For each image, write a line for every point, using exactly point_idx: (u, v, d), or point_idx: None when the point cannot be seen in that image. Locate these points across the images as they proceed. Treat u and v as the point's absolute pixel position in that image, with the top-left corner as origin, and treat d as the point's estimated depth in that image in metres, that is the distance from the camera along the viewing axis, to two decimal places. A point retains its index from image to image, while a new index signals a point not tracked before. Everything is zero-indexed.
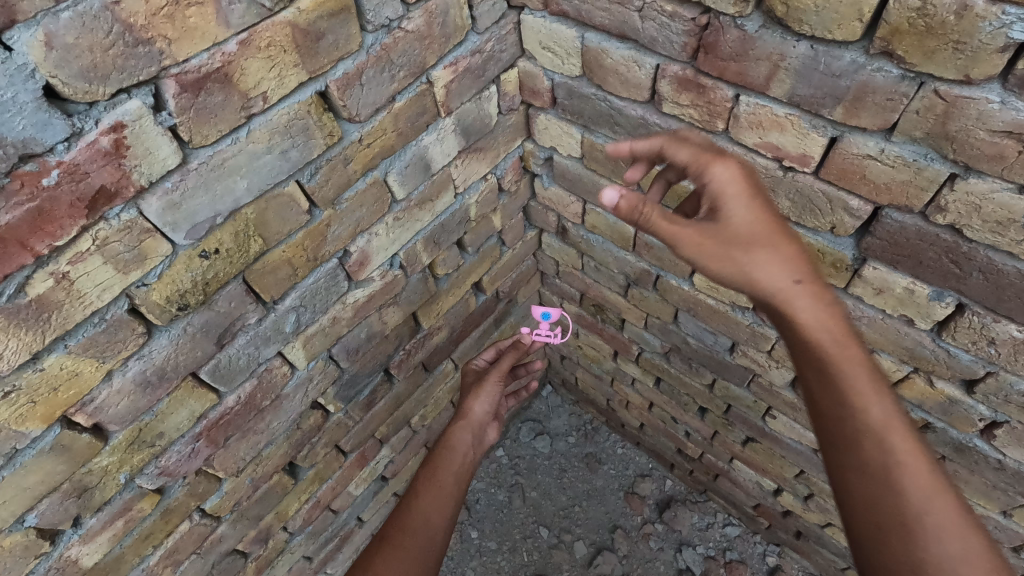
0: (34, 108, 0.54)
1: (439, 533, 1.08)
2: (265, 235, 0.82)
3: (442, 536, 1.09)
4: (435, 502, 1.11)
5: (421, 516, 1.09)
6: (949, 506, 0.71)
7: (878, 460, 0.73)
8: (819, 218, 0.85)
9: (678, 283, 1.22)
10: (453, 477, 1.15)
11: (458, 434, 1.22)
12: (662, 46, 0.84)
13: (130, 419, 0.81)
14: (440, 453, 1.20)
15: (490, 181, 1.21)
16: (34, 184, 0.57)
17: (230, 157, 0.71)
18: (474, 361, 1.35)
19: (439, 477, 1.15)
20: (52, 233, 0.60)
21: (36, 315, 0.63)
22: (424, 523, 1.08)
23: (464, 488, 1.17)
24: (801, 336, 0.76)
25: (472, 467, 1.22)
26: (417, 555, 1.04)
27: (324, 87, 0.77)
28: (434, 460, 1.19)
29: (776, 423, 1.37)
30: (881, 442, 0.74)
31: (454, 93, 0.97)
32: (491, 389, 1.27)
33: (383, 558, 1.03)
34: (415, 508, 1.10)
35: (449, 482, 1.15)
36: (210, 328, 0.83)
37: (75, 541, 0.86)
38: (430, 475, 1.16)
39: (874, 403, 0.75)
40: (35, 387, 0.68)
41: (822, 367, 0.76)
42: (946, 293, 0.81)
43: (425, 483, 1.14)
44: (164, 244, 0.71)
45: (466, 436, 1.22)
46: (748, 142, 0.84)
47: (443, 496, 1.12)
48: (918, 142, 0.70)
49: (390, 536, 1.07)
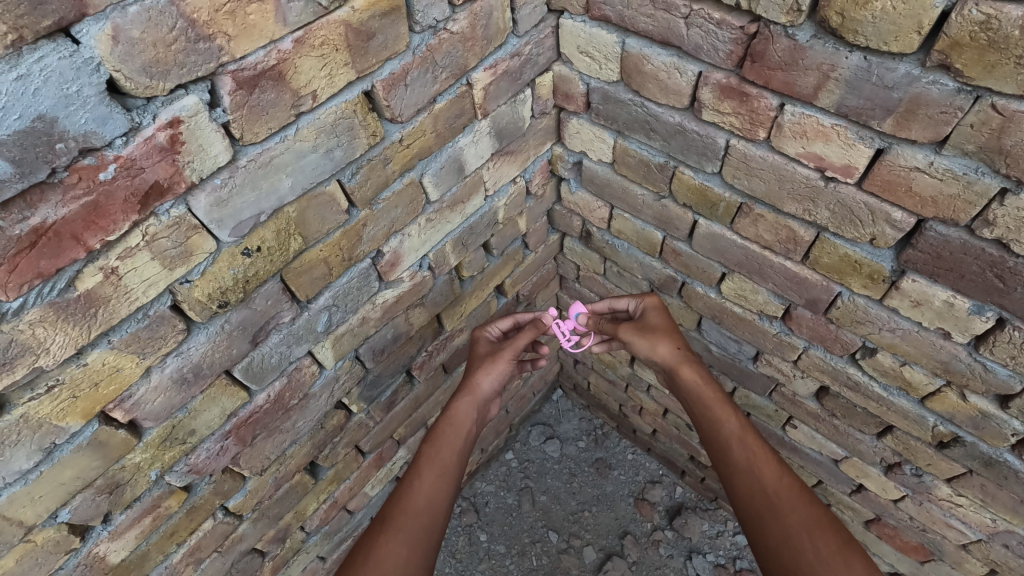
0: (97, 102, 0.54)
1: (441, 514, 1.07)
2: (305, 234, 0.81)
3: (443, 516, 1.08)
4: (439, 483, 1.09)
5: (424, 498, 1.06)
6: (807, 506, 1.00)
7: (755, 476, 1.03)
8: (859, 230, 0.85)
9: (704, 290, 1.21)
10: (454, 455, 1.13)
11: (462, 410, 1.18)
12: (706, 54, 0.84)
13: (165, 416, 0.80)
14: (441, 428, 1.16)
15: (518, 184, 1.21)
16: (92, 178, 0.57)
17: (278, 155, 0.71)
18: (487, 331, 1.28)
19: (441, 455, 1.12)
20: (105, 228, 0.60)
21: (84, 310, 0.63)
22: (428, 506, 1.06)
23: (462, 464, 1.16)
24: (692, 392, 1.13)
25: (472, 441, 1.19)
26: (421, 537, 1.02)
27: (370, 87, 0.77)
28: (435, 436, 1.15)
29: (796, 434, 1.36)
30: (754, 462, 1.05)
31: (491, 95, 0.96)
32: (503, 367, 1.21)
33: (385, 542, 1.00)
34: (417, 489, 1.07)
35: (451, 461, 1.13)
36: (246, 326, 0.82)
37: (104, 537, 0.85)
38: (431, 452, 1.13)
39: (744, 436, 1.08)
40: (78, 382, 0.67)
41: (707, 408, 1.11)
42: (986, 307, 0.81)
43: (426, 462, 1.11)
44: (210, 240, 0.70)
45: (471, 412, 1.19)
46: (791, 151, 0.84)
47: (445, 475, 1.11)
48: (969, 156, 0.70)
49: (391, 518, 1.04)
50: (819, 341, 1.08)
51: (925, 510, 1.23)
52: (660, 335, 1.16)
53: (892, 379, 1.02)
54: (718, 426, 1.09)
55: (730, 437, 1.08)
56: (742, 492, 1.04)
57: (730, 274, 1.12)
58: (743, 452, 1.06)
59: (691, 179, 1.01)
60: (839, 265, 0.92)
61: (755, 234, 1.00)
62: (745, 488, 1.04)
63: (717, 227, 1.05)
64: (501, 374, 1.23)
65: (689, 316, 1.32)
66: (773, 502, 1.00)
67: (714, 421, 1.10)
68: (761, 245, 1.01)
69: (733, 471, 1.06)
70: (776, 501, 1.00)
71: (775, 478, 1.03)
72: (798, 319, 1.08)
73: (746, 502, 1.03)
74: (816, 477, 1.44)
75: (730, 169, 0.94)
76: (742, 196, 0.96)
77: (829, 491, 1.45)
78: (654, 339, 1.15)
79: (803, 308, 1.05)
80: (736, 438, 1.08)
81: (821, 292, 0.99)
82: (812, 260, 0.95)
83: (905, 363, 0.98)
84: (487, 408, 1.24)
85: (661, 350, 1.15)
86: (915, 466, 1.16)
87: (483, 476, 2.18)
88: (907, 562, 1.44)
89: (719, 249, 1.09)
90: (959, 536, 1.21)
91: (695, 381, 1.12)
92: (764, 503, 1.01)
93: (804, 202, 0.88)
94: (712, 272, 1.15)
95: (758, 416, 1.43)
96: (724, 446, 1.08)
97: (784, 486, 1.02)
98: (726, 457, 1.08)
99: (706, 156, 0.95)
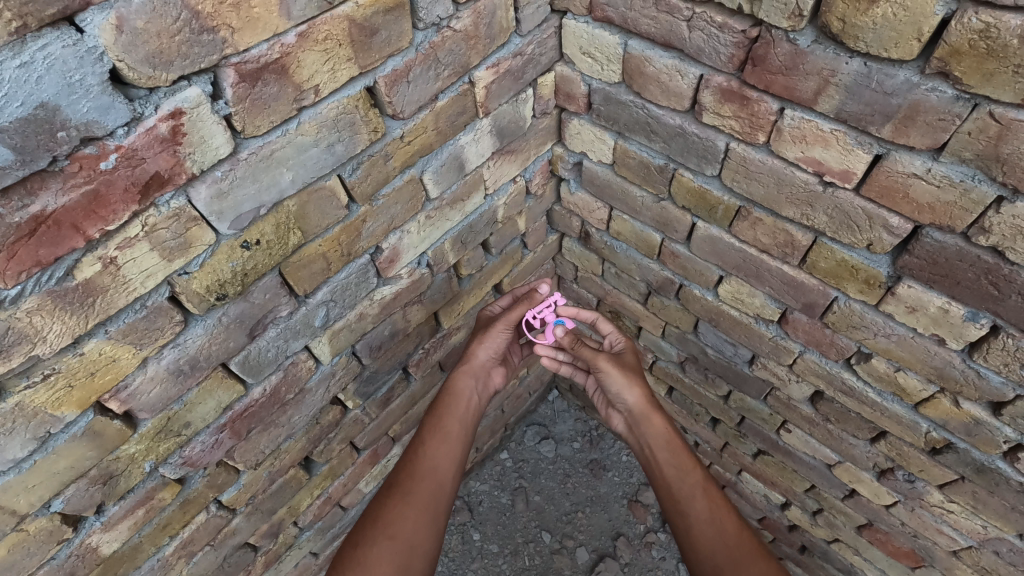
0: (99, 91, 0.54)
1: (447, 478, 1.11)
2: (304, 228, 0.81)
3: (451, 479, 1.11)
4: (442, 448, 1.12)
5: (429, 463, 1.11)
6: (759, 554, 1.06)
7: (714, 529, 1.08)
8: (856, 235, 0.86)
9: (701, 293, 1.22)
10: (458, 422, 1.16)
11: (460, 380, 1.19)
12: (708, 57, 0.84)
13: (160, 407, 0.80)
14: (443, 399, 1.18)
15: (518, 183, 1.21)
16: (92, 167, 0.57)
17: (279, 148, 0.71)
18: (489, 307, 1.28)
19: (444, 422, 1.15)
20: (105, 218, 0.60)
21: (81, 299, 0.63)
22: (432, 470, 1.10)
23: (470, 430, 1.19)
24: (659, 440, 1.15)
25: (476, 409, 1.21)
26: (426, 501, 1.07)
27: (372, 83, 0.77)
28: (438, 406, 1.18)
29: (791, 438, 1.36)
30: (712, 513, 1.09)
31: (493, 94, 0.97)
32: (498, 335, 1.20)
33: (392, 507, 1.06)
34: (422, 455, 1.12)
35: (454, 427, 1.15)
36: (244, 319, 0.82)
37: (97, 528, 0.85)
38: (435, 420, 1.16)
39: (700, 485, 1.12)
40: (74, 371, 0.67)
41: (672, 459, 1.14)
42: (981, 314, 0.82)
43: (430, 430, 1.15)
44: (209, 232, 0.70)
45: (469, 382, 1.20)
46: (790, 156, 0.85)
47: (449, 441, 1.13)
48: (966, 163, 0.70)
49: (399, 484, 1.09)
50: (814, 345, 1.08)
51: (916, 516, 1.24)
52: (634, 377, 1.18)
53: (887, 385, 1.03)
54: (683, 475, 1.12)
55: (694, 489, 1.11)
56: (703, 543, 1.08)
57: (727, 277, 1.13)
58: (706, 505, 1.10)
59: (691, 182, 1.02)
60: (836, 269, 0.93)
61: (753, 237, 1.00)
62: (707, 539, 1.08)
63: (716, 230, 1.05)
64: (499, 343, 1.22)
65: (685, 318, 1.32)
66: (735, 555, 1.05)
67: (679, 471, 1.13)
68: (759, 249, 1.01)
69: (695, 522, 1.09)
70: (737, 554, 1.05)
71: (730, 529, 1.08)
72: (794, 323, 1.08)
73: (708, 553, 1.07)
74: (809, 481, 1.44)
75: (729, 173, 0.94)
76: (741, 200, 0.97)
77: (821, 496, 1.46)
78: (630, 381, 1.17)
79: (799, 312, 1.05)
80: (699, 491, 1.11)
81: (818, 297, 0.99)
82: (809, 264, 0.96)
83: (899, 369, 0.98)
84: (488, 377, 1.24)
85: (632, 394, 1.17)
86: (907, 471, 1.16)
87: (477, 475, 2.18)
88: (897, 568, 1.44)
89: (717, 251, 1.09)
90: (950, 543, 1.22)
91: (662, 428, 1.16)
92: (726, 558, 1.05)
93: (802, 206, 0.89)
94: (710, 275, 1.16)
95: (753, 420, 1.43)
96: (688, 496, 1.11)
97: (743, 539, 1.07)
98: (688, 507, 1.11)
99: (706, 159, 0.96)
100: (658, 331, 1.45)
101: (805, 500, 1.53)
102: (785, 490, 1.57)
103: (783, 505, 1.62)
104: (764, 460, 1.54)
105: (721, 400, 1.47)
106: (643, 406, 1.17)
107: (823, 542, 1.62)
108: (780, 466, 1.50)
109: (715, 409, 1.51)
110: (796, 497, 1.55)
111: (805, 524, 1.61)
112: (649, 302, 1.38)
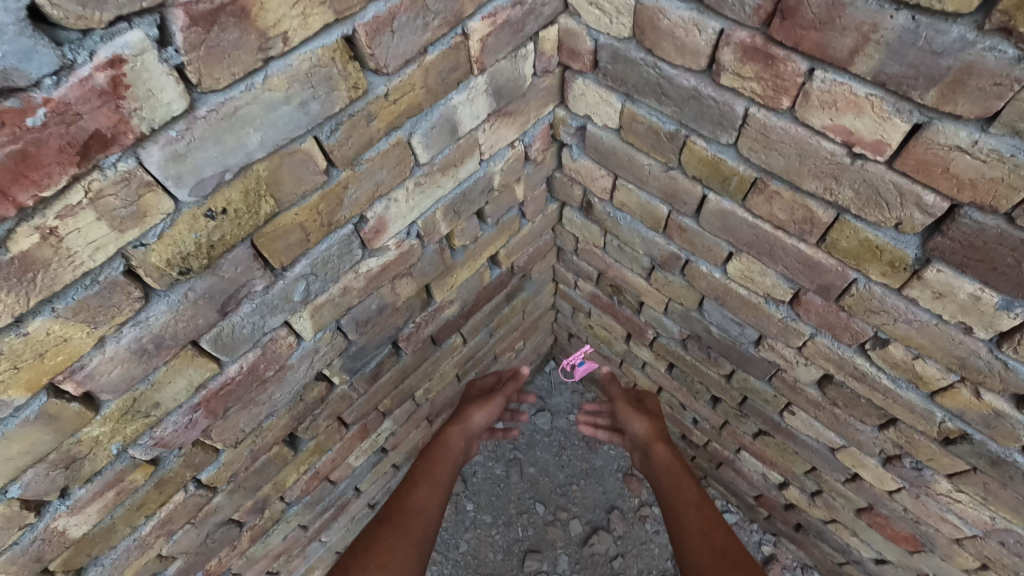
0: (17, 33, 0.45)
1: (434, 519, 1.24)
2: (277, 196, 0.74)
3: (436, 512, 1.25)
4: (433, 490, 1.26)
5: (418, 502, 1.23)
6: None
7: (707, 546, 1.18)
8: (884, 213, 0.78)
9: (709, 270, 1.15)
10: (449, 472, 1.29)
11: (454, 438, 1.33)
12: (730, 8, 0.75)
13: (124, 388, 0.75)
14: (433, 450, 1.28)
15: (517, 149, 1.12)
16: (17, 124, 0.49)
17: (244, 105, 0.63)
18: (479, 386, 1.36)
19: (435, 470, 1.27)
20: (37, 182, 0.52)
21: (19, 274, 0.56)
22: (421, 509, 1.23)
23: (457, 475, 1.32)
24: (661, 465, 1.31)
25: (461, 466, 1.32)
26: (415, 535, 1.19)
27: (351, 32, 0.68)
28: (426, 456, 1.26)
29: (794, 420, 1.32)
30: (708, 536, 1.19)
31: (489, 48, 0.87)
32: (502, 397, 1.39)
33: (382, 538, 1.17)
34: (412, 494, 1.24)
35: (444, 474, 1.27)
36: (213, 294, 0.76)
37: (63, 512, 0.80)
38: (426, 467, 1.27)
39: (693, 503, 1.26)
40: (19, 353, 0.61)
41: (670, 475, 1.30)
42: (1016, 303, 0.75)
43: (422, 472, 1.27)
44: (166, 200, 0.63)
45: (463, 438, 1.35)
46: (816, 123, 0.76)
47: (438, 484, 1.26)
48: (1019, 135, 0.62)
49: (391, 517, 1.21)
50: (827, 329, 1.02)
51: (920, 503, 1.20)
52: (640, 411, 1.41)
53: (902, 372, 0.97)
54: (677, 492, 1.27)
55: (687, 504, 1.25)
56: (693, 552, 1.18)
57: (737, 254, 1.06)
58: (698, 517, 1.24)
59: (703, 150, 0.93)
60: (857, 250, 0.86)
61: (768, 212, 0.93)
62: (698, 549, 1.18)
63: (728, 204, 0.98)
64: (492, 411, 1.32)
65: (691, 295, 1.26)
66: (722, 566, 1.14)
67: (676, 487, 1.28)
68: (774, 225, 0.94)
69: (688, 534, 1.22)
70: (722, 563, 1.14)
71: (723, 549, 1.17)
72: (807, 305, 1.02)
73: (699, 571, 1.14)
74: (810, 463, 1.40)
75: (746, 141, 0.86)
76: (758, 170, 0.89)
77: (822, 478, 1.42)
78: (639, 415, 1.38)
79: (814, 293, 0.98)
80: (692, 505, 1.25)
81: (835, 278, 0.92)
82: (828, 243, 0.89)
83: (918, 357, 0.92)
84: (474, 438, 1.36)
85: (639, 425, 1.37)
86: (915, 459, 1.12)
87: None
88: (895, 551, 1.42)
89: (728, 226, 1.01)
90: (953, 531, 1.18)
91: (666, 456, 1.32)
92: None
93: (825, 180, 0.81)
94: (719, 251, 1.09)
95: (755, 400, 1.39)
96: (682, 507, 1.25)
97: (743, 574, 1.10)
98: (681, 522, 1.23)
99: (722, 126, 0.87)
100: (661, 307, 1.40)
101: (804, 480, 1.50)
102: (784, 470, 1.54)
103: (782, 484, 1.60)
104: (764, 440, 1.50)
105: (723, 379, 1.43)
106: (648, 434, 1.37)
107: (819, 521, 1.60)
108: (780, 447, 1.46)
109: (716, 387, 1.47)
110: (795, 478, 1.52)
111: (803, 503, 1.58)
112: (653, 277, 1.32)
